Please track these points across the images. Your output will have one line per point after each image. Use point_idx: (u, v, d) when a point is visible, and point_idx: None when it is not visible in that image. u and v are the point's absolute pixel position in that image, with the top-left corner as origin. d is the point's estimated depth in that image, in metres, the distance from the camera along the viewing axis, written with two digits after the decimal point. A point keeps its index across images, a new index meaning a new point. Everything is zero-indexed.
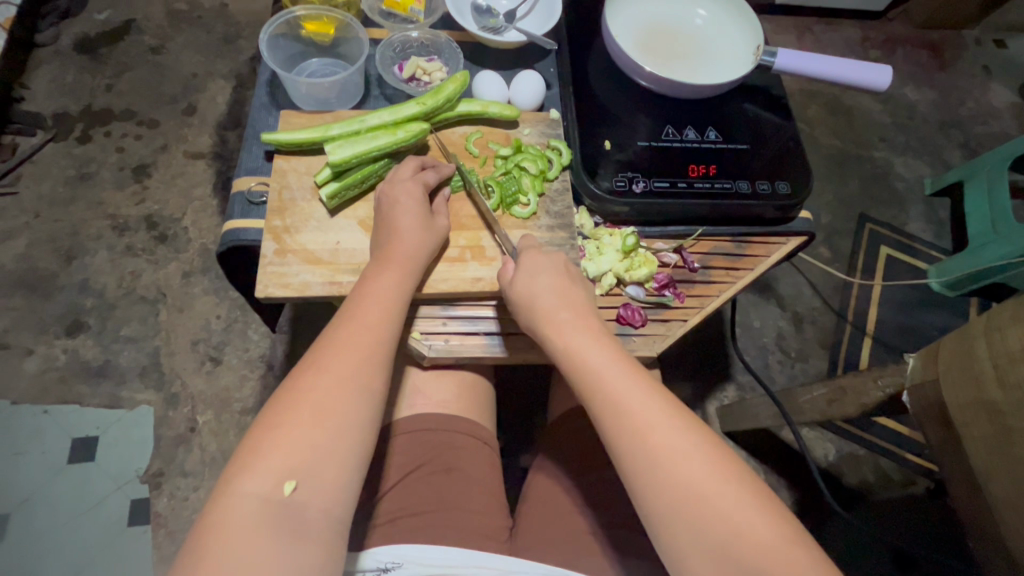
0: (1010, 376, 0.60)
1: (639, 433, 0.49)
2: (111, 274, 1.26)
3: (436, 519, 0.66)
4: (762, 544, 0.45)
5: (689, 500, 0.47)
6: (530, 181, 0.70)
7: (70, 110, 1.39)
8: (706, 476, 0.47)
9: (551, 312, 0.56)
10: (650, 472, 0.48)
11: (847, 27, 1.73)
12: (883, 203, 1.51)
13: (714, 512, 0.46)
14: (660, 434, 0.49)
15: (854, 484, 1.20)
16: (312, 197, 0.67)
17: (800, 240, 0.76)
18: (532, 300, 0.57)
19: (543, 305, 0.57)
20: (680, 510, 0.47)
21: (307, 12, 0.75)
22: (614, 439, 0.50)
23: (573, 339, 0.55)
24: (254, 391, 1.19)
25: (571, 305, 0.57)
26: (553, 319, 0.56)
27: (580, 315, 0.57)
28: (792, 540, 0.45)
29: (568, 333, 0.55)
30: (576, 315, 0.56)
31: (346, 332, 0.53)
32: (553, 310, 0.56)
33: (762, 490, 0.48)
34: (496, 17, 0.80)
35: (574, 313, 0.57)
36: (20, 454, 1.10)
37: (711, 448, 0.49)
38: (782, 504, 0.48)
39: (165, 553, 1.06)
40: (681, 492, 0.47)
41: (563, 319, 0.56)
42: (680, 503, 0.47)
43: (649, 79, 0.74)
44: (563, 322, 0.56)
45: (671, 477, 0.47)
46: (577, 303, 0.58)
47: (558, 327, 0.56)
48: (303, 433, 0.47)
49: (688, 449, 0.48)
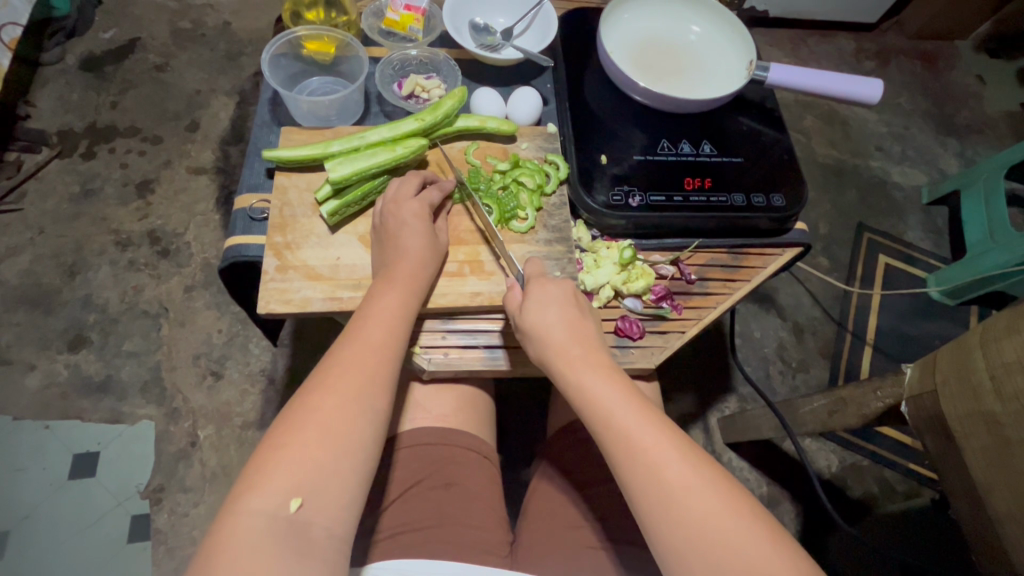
0: (1007, 387, 0.60)
1: (649, 465, 0.50)
2: (113, 288, 1.27)
3: (436, 535, 0.66)
4: (763, 567, 0.46)
5: (700, 535, 0.47)
6: (528, 196, 0.71)
7: (74, 127, 1.41)
8: (716, 507, 0.48)
9: (561, 344, 0.57)
10: (662, 504, 0.49)
11: (841, 38, 1.75)
12: (881, 213, 1.52)
13: (725, 544, 0.47)
14: (669, 467, 0.50)
15: (858, 495, 1.19)
16: (313, 213, 0.68)
17: (795, 251, 0.76)
18: (541, 330, 0.58)
19: (552, 337, 0.57)
20: (685, 535, 0.47)
21: (308, 32, 0.76)
22: (624, 470, 0.51)
23: (581, 371, 0.55)
24: (256, 406, 1.20)
25: (579, 334, 0.58)
26: (563, 351, 0.57)
27: (586, 343, 0.58)
28: (800, 567, 0.46)
29: (577, 365, 0.56)
30: (586, 348, 0.57)
31: (355, 355, 0.54)
32: (563, 343, 0.57)
33: (770, 521, 0.49)
34: (493, 34, 0.82)
35: (581, 341, 0.57)
36: (22, 470, 1.11)
37: (718, 478, 0.50)
38: (780, 525, 0.49)
39: (165, 569, 1.06)
40: (692, 526, 0.47)
41: (573, 352, 0.57)
42: (689, 533, 0.47)
43: (644, 95, 0.75)
44: (574, 355, 0.56)
45: (683, 510, 0.48)
46: (584, 330, 0.58)
47: (568, 359, 0.56)
48: (309, 456, 0.48)
49: (698, 480, 0.49)
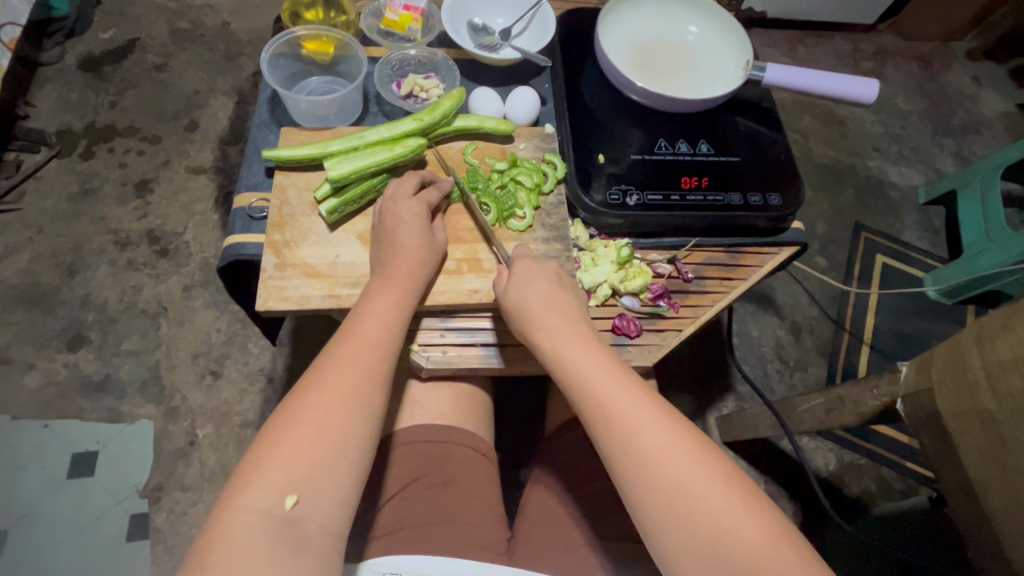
0: (1002, 385, 0.60)
1: (626, 432, 0.50)
2: (112, 288, 1.28)
3: (435, 532, 0.67)
4: (740, 532, 0.46)
5: (678, 502, 0.47)
6: (526, 195, 0.71)
7: (73, 126, 1.41)
8: (693, 474, 0.48)
9: (541, 316, 0.58)
10: (641, 472, 0.49)
11: (838, 39, 1.75)
12: (878, 213, 1.53)
13: (702, 510, 0.47)
14: (645, 434, 0.50)
15: (855, 493, 1.20)
16: (312, 212, 0.68)
17: (792, 250, 0.77)
18: (522, 304, 0.58)
19: (533, 311, 0.58)
20: (663, 501, 0.48)
21: (307, 32, 0.77)
22: (602, 439, 0.51)
23: (561, 344, 0.56)
24: (254, 405, 1.20)
25: (561, 308, 0.58)
26: (543, 323, 0.57)
27: (568, 317, 0.58)
28: (776, 531, 0.46)
29: (557, 338, 0.56)
30: (567, 321, 0.58)
31: (349, 351, 0.54)
32: (544, 316, 0.58)
33: (750, 488, 0.49)
34: (492, 35, 0.82)
35: (563, 315, 0.58)
36: (21, 469, 1.11)
37: (696, 445, 0.50)
38: (760, 492, 0.49)
39: (163, 568, 1.06)
40: (670, 492, 0.48)
41: (553, 324, 0.57)
42: (667, 500, 0.48)
43: (641, 94, 0.76)
44: (554, 328, 0.57)
45: (661, 477, 0.48)
46: (566, 305, 0.59)
47: (548, 331, 0.57)
48: (303, 451, 0.48)
49: (676, 447, 0.49)
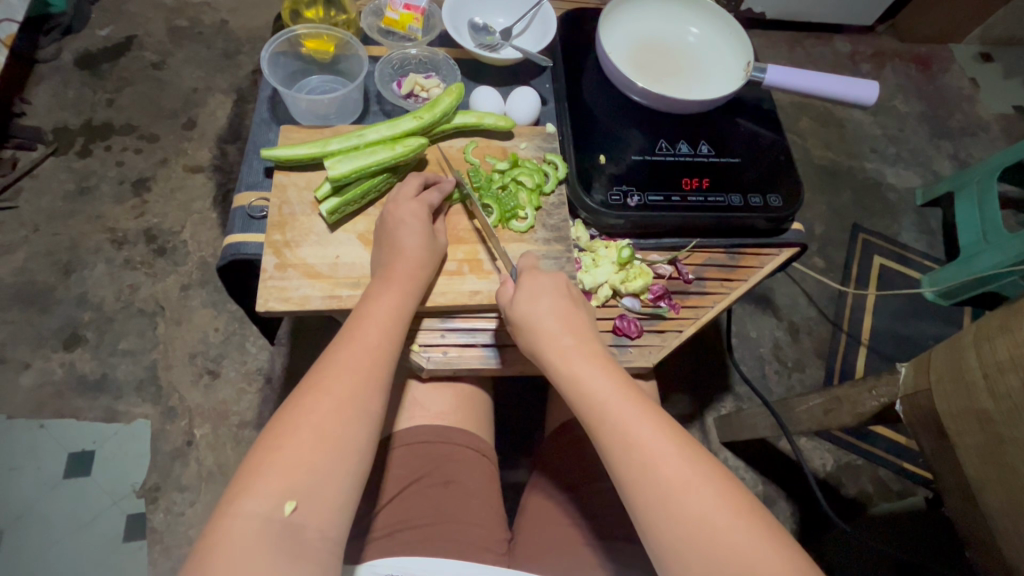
0: (1000, 386, 0.61)
1: (644, 461, 0.50)
2: (109, 287, 1.27)
3: (433, 533, 0.66)
4: (759, 566, 0.46)
5: (697, 533, 0.47)
6: (527, 195, 0.71)
7: (70, 124, 1.41)
8: (713, 504, 0.48)
9: (555, 337, 0.57)
10: (658, 500, 0.49)
11: (836, 41, 1.76)
12: (876, 215, 1.53)
13: (721, 542, 0.47)
14: (666, 463, 0.50)
15: (852, 494, 1.20)
16: (312, 211, 0.68)
17: (792, 251, 0.77)
18: (535, 322, 0.58)
19: (546, 331, 0.57)
20: (681, 531, 0.48)
21: (308, 31, 0.76)
22: (620, 466, 0.51)
23: (575, 364, 0.56)
24: (253, 405, 1.19)
25: (574, 326, 0.58)
26: (556, 342, 0.57)
27: (580, 335, 0.58)
28: (798, 569, 0.46)
29: (571, 357, 0.56)
30: (580, 340, 0.57)
31: (345, 357, 0.54)
32: (558, 334, 0.57)
33: (767, 518, 0.49)
34: (492, 34, 0.82)
35: (575, 333, 0.58)
36: (17, 468, 1.10)
37: (713, 473, 0.50)
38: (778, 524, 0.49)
39: (160, 568, 1.06)
40: (689, 523, 0.48)
41: (567, 345, 0.57)
42: (685, 531, 0.48)
43: (642, 95, 0.75)
44: (568, 347, 0.57)
45: (679, 506, 0.48)
46: (577, 322, 0.59)
47: (562, 352, 0.56)
48: (303, 459, 0.48)
49: (694, 478, 0.49)
